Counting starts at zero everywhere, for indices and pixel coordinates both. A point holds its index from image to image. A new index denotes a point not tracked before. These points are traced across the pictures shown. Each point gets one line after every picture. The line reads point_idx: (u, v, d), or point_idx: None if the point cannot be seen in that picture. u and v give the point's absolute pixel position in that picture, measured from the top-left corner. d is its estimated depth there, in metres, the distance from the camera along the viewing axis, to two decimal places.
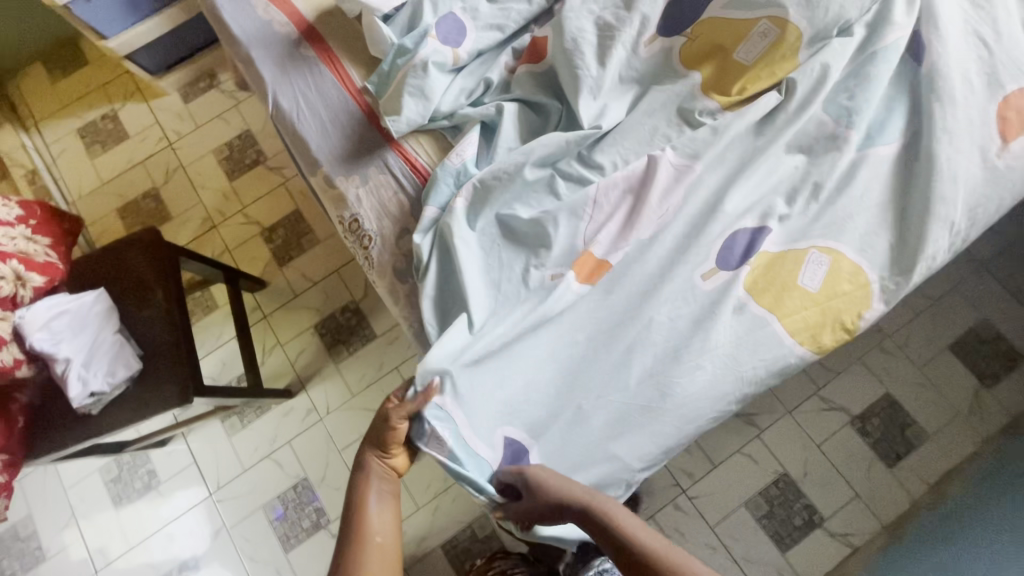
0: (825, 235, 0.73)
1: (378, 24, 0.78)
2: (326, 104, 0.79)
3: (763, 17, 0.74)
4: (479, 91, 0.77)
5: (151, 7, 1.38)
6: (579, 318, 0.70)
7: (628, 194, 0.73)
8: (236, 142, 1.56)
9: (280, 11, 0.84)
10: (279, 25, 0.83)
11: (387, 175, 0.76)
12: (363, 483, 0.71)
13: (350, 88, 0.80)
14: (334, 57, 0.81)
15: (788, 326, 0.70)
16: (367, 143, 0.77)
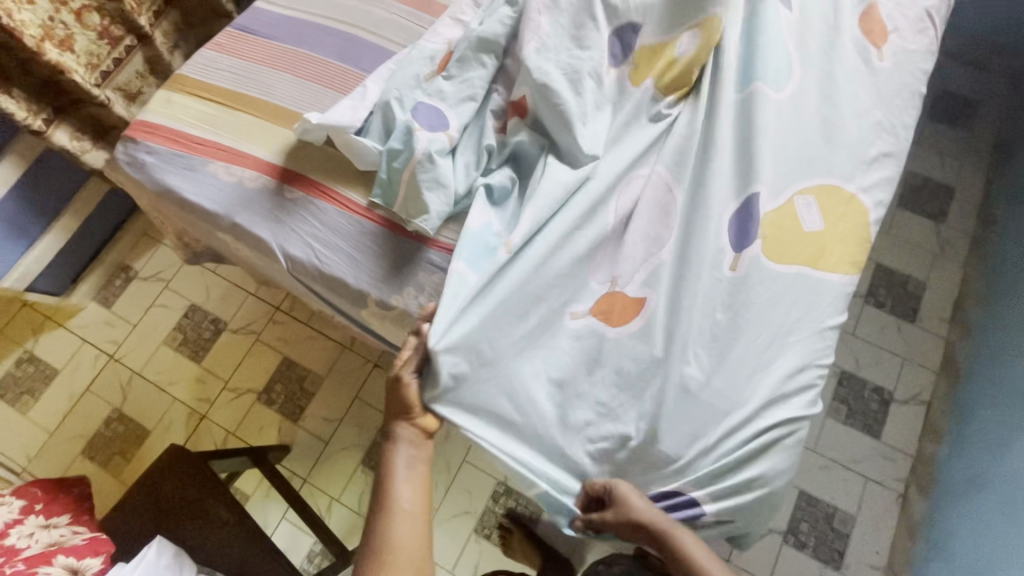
0: (829, 153, 0.81)
1: (358, 139, 0.76)
2: (341, 235, 0.76)
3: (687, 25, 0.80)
4: (484, 160, 0.77)
5: (41, 226, 1.25)
6: (694, 318, 0.69)
7: (638, 207, 0.76)
8: (185, 321, 1.43)
9: (245, 167, 0.79)
10: (251, 179, 0.78)
11: (439, 273, 0.74)
12: (392, 448, 0.69)
13: (358, 209, 0.77)
14: (324, 187, 0.78)
15: (826, 267, 0.73)
16: (405, 252, 0.75)
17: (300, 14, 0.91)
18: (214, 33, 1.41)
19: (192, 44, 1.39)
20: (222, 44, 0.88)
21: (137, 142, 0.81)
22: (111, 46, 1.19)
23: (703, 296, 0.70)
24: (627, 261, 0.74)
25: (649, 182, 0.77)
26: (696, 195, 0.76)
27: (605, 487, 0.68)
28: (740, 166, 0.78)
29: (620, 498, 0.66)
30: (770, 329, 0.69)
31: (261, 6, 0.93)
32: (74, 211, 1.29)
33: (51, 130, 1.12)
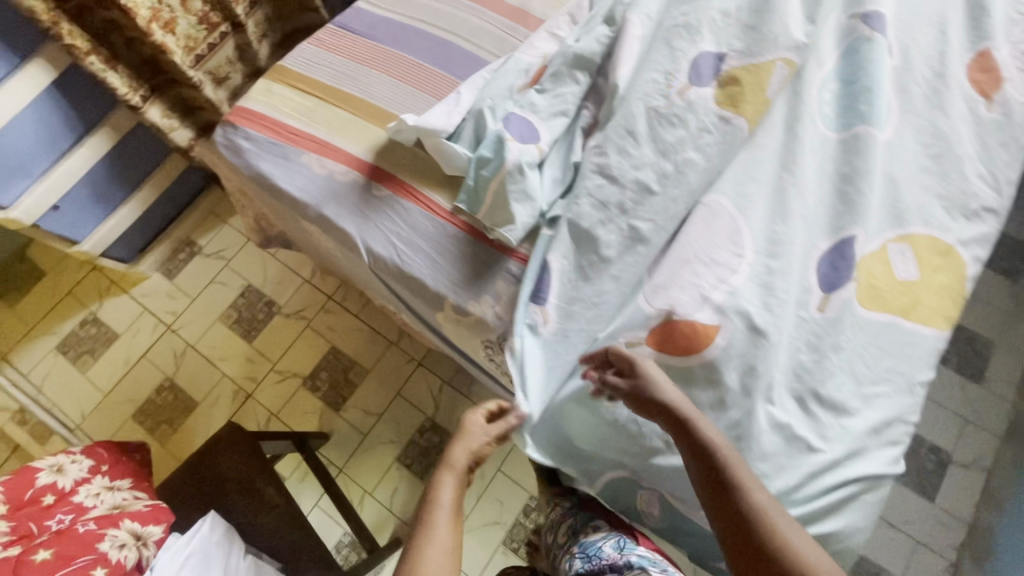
0: (927, 203, 0.78)
1: (449, 143, 0.77)
2: (423, 236, 0.77)
3: (777, 59, 0.78)
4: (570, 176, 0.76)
5: (121, 197, 1.30)
6: (779, 360, 0.66)
7: (714, 229, 0.72)
8: (241, 300, 1.47)
9: (336, 161, 0.81)
10: (342, 173, 0.80)
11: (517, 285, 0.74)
12: (445, 478, 0.65)
13: (442, 212, 0.78)
14: (411, 188, 0.79)
15: (918, 319, 0.71)
16: (485, 260, 0.75)
17: (399, 16, 0.93)
18: (300, 26, 1.46)
19: (279, 35, 1.43)
20: (322, 40, 0.91)
21: (236, 128, 0.84)
22: (208, 31, 1.24)
23: (788, 337, 0.68)
24: (705, 283, 0.69)
25: (732, 210, 0.73)
26: (791, 231, 0.73)
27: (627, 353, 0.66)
28: (834, 206, 0.76)
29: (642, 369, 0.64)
30: (855, 378, 0.67)
31: (361, 5, 0.95)
32: (153, 185, 1.34)
33: (146, 107, 1.17)
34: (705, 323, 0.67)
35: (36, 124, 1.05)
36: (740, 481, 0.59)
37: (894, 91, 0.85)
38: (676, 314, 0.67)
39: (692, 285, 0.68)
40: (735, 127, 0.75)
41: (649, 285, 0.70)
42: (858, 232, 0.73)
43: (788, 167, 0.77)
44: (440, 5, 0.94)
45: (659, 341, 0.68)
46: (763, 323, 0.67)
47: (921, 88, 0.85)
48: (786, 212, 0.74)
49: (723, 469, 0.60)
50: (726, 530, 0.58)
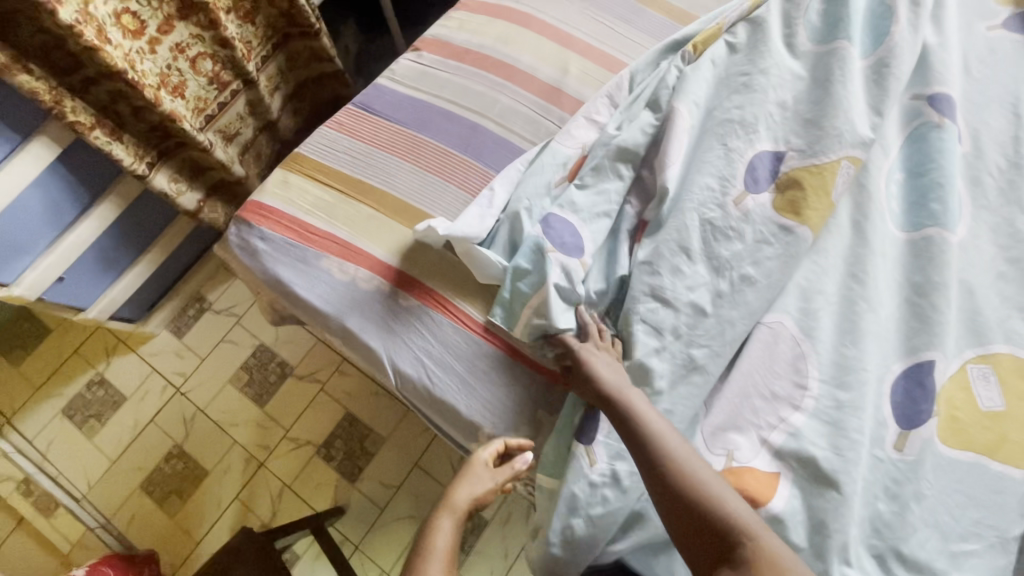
0: (1011, 316, 0.70)
1: (481, 250, 0.70)
2: (456, 354, 0.71)
3: (843, 157, 0.70)
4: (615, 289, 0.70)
5: (128, 261, 1.24)
6: (854, 513, 0.60)
7: (776, 356, 0.66)
8: (253, 361, 1.41)
9: (360, 266, 0.75)
10: (366, 280, 0.74)
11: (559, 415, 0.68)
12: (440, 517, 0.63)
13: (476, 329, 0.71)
14: (441, 297, 0.73)
15: (1007, 459, 0.63)
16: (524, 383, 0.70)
17: (424, 96, 0.87)
18: (313, 75, 1.40)
19: (291, 85, 1.37)
20: (342, 123, 0.85)
21: (252, 227, 0.78)
22: (219, 90, 1.18)
23: (863, 484, 0.61)
24: (764, 423, 0.64)
25: (795, 333, 0.67)
26: (864, 355, 0.66)
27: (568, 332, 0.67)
28: (908, 323, 0.69)
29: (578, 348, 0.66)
30: (939, 533, 0.60)
31: (383, 82, 0.89)
32: (161, 246, 1.28)
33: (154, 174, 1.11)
34: (768, 470, 0.62)
35: (39, 201, 1.00)
36: (660, 443, 0.58)
37: (967, 182, 0.77)
38: (735, 460, 0.63)
39: (749, 425, 0.64)
40: (799, 237, 0.68)
41: (707, 424, 0.65)
42: (938, 356, 0.66)
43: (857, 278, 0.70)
44: (467, 82, 0.87)
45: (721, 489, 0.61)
46: (837, 470, 0.61)
47: (996, 179, 0.78)
48: (858, 331, 0.67)
49: (647, 441, 0.59)
50: (665, 506, 0.55)
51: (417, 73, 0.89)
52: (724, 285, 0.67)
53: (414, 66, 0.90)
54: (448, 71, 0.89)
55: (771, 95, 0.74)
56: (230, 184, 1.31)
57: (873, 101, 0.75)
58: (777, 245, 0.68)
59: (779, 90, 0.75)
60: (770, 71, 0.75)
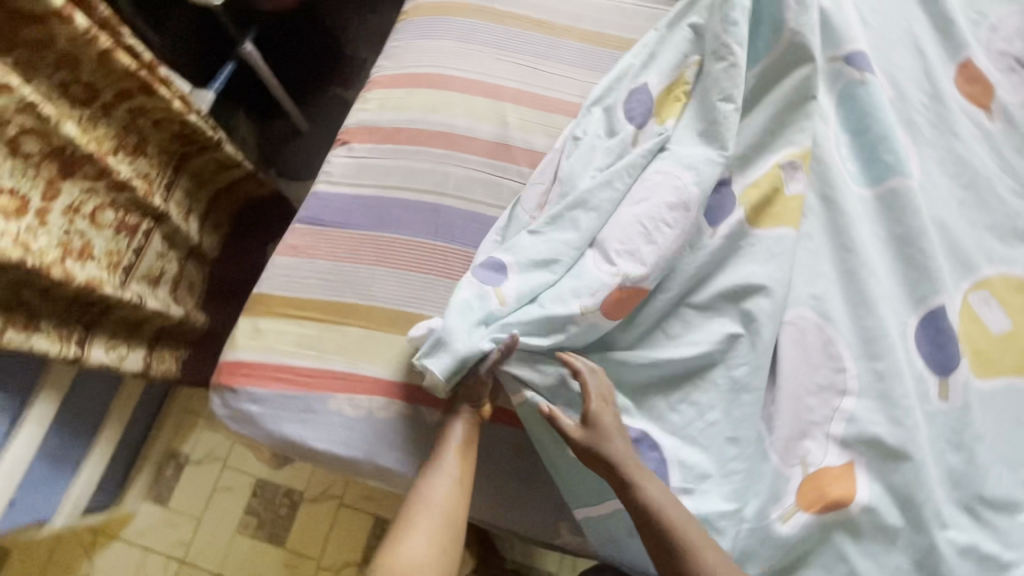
0: (985, 239, 0.75)
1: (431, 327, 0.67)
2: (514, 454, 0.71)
3: (780, 158, 0.75)
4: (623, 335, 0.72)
5: (83, 449, 1.10)
6: (932, 475, 0.62)
7: (808, 349, 0.68)
8: (255, 500, 1.29)
9: (372, 396, 0.69)
10: (383, 408, 0.69)
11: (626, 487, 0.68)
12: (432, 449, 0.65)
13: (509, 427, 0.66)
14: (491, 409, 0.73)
15: None
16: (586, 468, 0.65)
17: (372, 190, 0.81)
18: (223, 184, 1.29)
19: (203, 202, 1.26)
20: (296, 245, 0.78)
21: (239, 391, 0.70)
22: (129, 236, 1.06)
23: (929, 444, 0.63)
24: (822, 417, 0.65)
25: (816, 322, 0.69)
26: (886, 321, 0.68)
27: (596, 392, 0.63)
28: (906, 275, 0.72)
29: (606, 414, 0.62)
30: (1005, 464, 0.63)
31: (322, 187, 0.83)
32: (115, 420, 1.14)
33: (87, 351, 0.98)
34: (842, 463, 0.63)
35: None
36: (692, 547, 0.56)
37: (906, 123, 0.81)
38: (810, 465, 0.64)
39: (810, 423, 0.65)
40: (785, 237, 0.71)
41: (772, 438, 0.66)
42: (945, 298, 0.69)
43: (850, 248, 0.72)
44: (411, 164, 0.83)
45: (811, 500, 0.61)
46: (906, 441, 0.62)
47: (929, 113, 0.82)
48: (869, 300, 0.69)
49: (674, 545, 0.57)
50: None
51: (356, 168, 0.84)
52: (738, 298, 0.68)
53: (348, 161, 0.84)
54: (387, 157, 0.84)
55: (717, 97, 0.75)
56: (171, 327, 1.18)
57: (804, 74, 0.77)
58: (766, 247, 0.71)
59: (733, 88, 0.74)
60: (708, 81, 0.76)
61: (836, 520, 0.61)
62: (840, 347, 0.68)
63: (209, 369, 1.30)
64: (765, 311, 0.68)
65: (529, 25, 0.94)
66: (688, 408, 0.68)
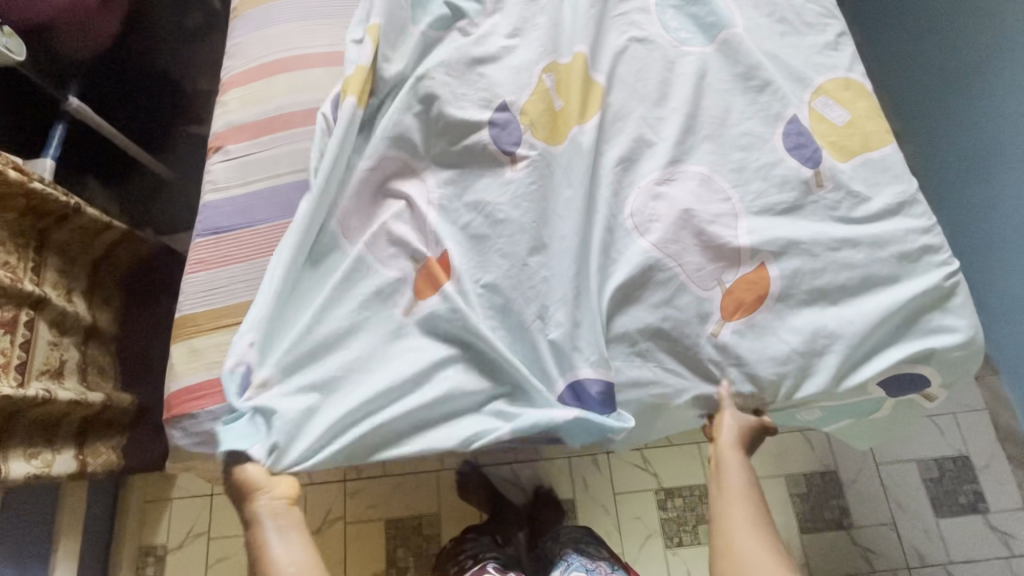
0: (808, 56, 0.87)
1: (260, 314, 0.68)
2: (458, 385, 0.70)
3: (570, 58, 0.82)
4: (490, 230, 0.74)
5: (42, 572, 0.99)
6: (822, 250, 0.73)
7: (708, 190, 0.76)
8: None
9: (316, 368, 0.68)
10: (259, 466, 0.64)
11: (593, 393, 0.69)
12: (255, 525, 0.63)
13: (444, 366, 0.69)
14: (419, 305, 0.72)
15: (872, 147, 0.79)
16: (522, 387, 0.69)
17: (263, 183, 0.79)
18: (100, 254, 1.19)
19: (82, 278, 1.15)
20: (202, 259, 0.74)
21: (198, 415, 0.66)
22: (10, 332, 0.95)
23: (812, 226, 0.74)
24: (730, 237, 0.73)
25: (695, 166, 0.78)
26: (744, 148, 0.79)
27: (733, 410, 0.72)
28: (758, 103, 0.82)
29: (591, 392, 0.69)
30: (874, 219, 0.75)
31: (211, 197, 0.79)
32: (70, 535, 1.04)
33: (6, 466, 0.88)
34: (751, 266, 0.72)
35: None
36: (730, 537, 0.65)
37: None
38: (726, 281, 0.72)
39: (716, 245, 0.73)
40: (630, 110, 0.82)
41: (696, 270, 0.73)
42: (791, 113, 0.80)
43: (700, 101, 0.83)
44: (296, 145, 0.82)
45: (731, 309, 0.72)
46: (795, 232, 0.73)
47: None
48: (728, 136, 0.80)
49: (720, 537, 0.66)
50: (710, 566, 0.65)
51: (238, 168, 0.81)
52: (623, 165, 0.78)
53: (228, 164, 0.81)
54: (268, 147, 0.82)
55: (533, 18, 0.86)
56: (95, 417, 1.08)
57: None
58: (619, 120, 0.81)
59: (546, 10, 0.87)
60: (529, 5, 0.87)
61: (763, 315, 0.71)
62: (720, 178, 0.77)
63: (155, 448, 1.21)
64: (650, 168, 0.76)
65: None
66: (614, 276, 0.72)
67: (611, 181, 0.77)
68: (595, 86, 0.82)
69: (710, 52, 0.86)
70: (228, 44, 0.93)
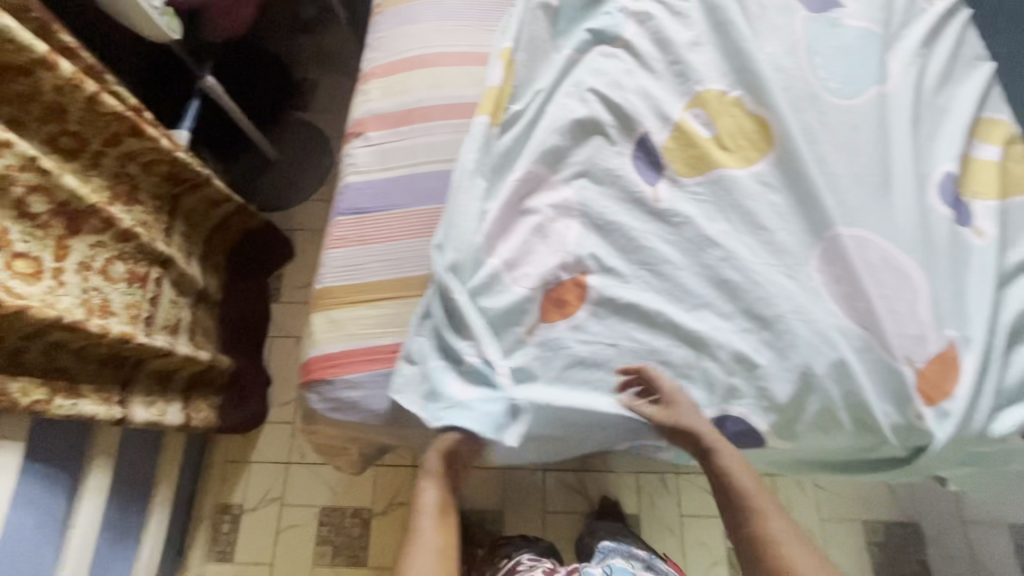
0: (944, 98, 0.86)
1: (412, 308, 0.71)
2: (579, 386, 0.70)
3: (708, 89, 0.85)
4: (619, 236, 0.76)
5: (141, 513, 1.06)
6: (965, 291, 0.71)
7: (866, 243, 0.73)
8: (327, 526, 1.26)
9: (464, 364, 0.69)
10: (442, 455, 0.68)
11: (716, 410, 0.69)
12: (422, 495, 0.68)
13: (569, 366, 0.70)
14: (556, 314, 0.72)
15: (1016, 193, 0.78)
16: (643, 394, 0.69)
17: (401, 170, 0.83)
18: (215, 223, 1.26)
19: (199, 244, 1.23)
20: (343, 237, 0.78)
21: (334, 381, 0.70)
22: (142, 286, 1.03)
23: (956, 266, 0.72)
24: (868, 266, 0.72)
25: (830, 192, 0.78)
26: (881, 181, 0.78)
27: (872, 453, 0.70)
28: (896, 138, 0.81)
29: (728, 422, 0.68)
30: (1018, 266, 0.73)
31: (352, 179, 0.84)
32: (167, 482, 1.10)
33: (130, 409, 0.94)
34: (896, 292, 0.71)
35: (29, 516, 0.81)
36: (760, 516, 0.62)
37: (855, 19, 0.91)
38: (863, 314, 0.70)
39: (860, 275, 0.71)
40: (765, 132, 0.82)
41: (831, 297, 0.72)
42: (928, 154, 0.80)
43: (835, 131, 0.82)
44: (433, 138, 0.85)
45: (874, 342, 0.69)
46: (939, 271, 0.71)
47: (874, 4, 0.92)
48: (863, 167, 0.79)
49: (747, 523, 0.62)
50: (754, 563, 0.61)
51: (378, 154, 0.85)
52: (753, 188, 0.78)
53: (368, 150, 0.86)
54: (407, 137, 0.86)
55: (668, 38, 0.88)
56: (200, 375, 1.15)
57: (745, 13, 0.91)
58: (753, 141, 0.82)
59: (681, 31, 0.89)
60: (666, 24, 0.89)
61: (912, 355, 0.67)
62: (857, 206, 0.76)
63: (243, 412, 1.28)
64: (782, 196, 0.77)
65: None
66: (745, 295, 0.72)
67: (744, 202, 0.77)
68: (731, 112, 0.84)
69: (845, 85, 0.86)
70: (370, 38, 0.98)
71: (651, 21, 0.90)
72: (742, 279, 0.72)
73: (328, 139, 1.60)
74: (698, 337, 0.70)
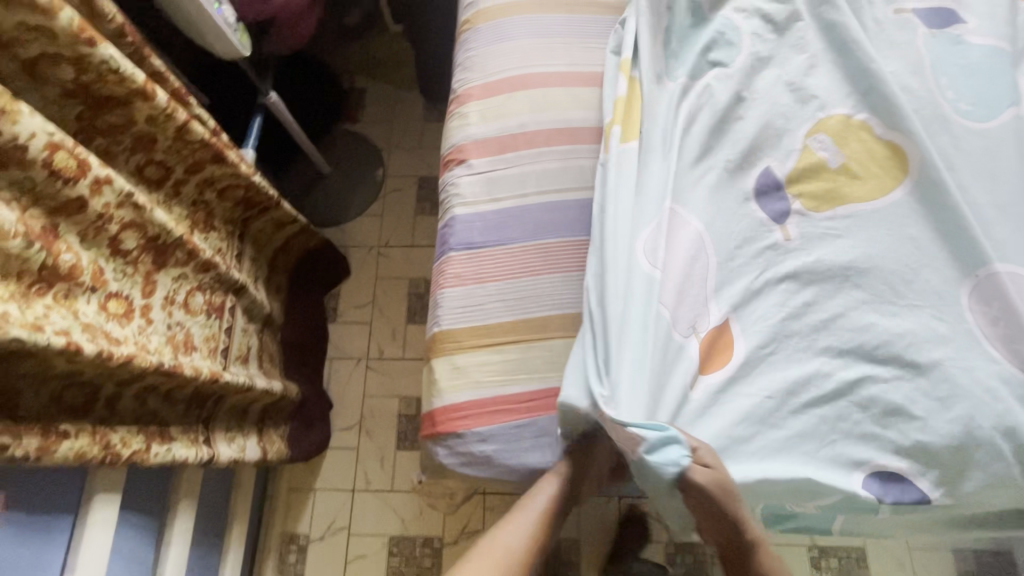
0: None
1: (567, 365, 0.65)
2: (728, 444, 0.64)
3: (835, 112, 0.79)
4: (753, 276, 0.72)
5: (217, 551, 1.02)
6: None
7: None
8: (396, 557, 1.22)
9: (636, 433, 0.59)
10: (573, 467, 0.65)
11: (873, 464, 0.64)
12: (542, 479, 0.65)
13: (713, 419, 0.66)
14: (708, 358, 0.68)
15: None
16: (794, 447, 0.64)
17: (511, 201, 0.79)
18: (279, 245, 1.22)
19: (264, 267, 1.18)
20: (458, 275, 0.75)
21: (466, 434, 0.67)
22: (219, 317, 0.98)
23: None
24: None
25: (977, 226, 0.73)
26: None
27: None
28: None
29: (887, 478, 0.64)
30: None
31: (459, 210, 0.79)
32: (241, 519, 1.06)
33: (216, 448, 0.90)
34: None
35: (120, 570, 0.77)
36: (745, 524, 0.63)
37: (982, 34, 0.85)
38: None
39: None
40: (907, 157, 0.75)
41: (991, 340, 0.66)
42: None
43: (975, 157, 0.77)
44: (543, 165, 0.81)
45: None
46: None
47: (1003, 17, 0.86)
48: (1010, 196, 0.74)
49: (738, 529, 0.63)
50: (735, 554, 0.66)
51: (485, 183, 0.80)
52: (894, 220, 0.73)
53: (474, 178, 0.81)
54: (514, 164, 0.81)
55: (784, 58, 0.83)
56: (271, 405, 1.10)
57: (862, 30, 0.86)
58: (893, 167, 0.75)
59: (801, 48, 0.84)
60: (781, 43, 0.84)
61: None
62: (1009, 239, 0.71)
63: (310, 439, 1.24)
64: (927, 230, 0.72)
65: (599, 11, 0.94)
66: (897, 340, 0.67)
67: (884, 238, 0.72)
68: (865, 135, 0.77)
69: (981, 107, 0.80)
70: (460, 58, 0.94)
71: (765, 39, 0.85)
72: (889, 323, 0.68)
73: (379, 151, 1.54)
74: (847, 388, 0.66)
